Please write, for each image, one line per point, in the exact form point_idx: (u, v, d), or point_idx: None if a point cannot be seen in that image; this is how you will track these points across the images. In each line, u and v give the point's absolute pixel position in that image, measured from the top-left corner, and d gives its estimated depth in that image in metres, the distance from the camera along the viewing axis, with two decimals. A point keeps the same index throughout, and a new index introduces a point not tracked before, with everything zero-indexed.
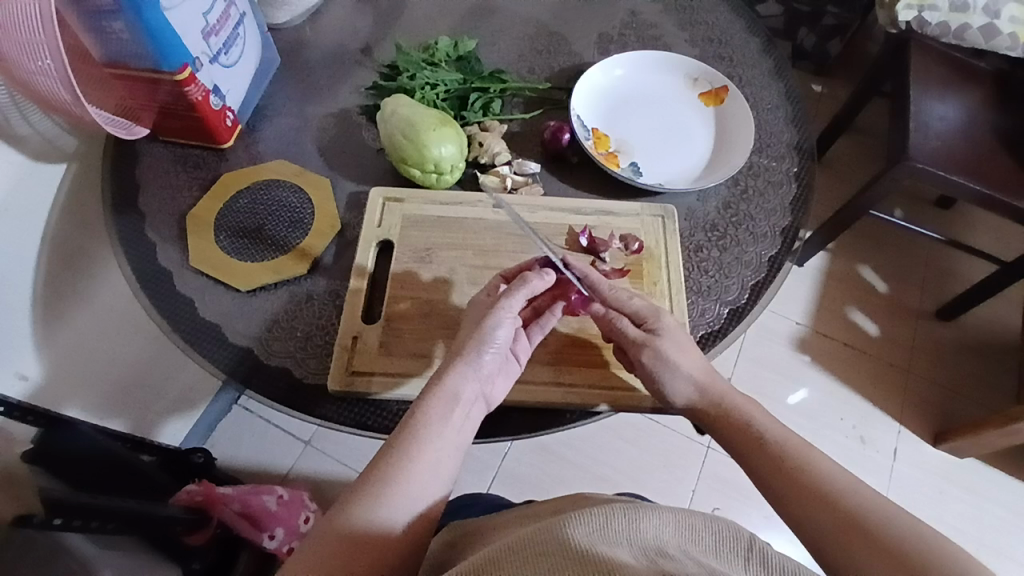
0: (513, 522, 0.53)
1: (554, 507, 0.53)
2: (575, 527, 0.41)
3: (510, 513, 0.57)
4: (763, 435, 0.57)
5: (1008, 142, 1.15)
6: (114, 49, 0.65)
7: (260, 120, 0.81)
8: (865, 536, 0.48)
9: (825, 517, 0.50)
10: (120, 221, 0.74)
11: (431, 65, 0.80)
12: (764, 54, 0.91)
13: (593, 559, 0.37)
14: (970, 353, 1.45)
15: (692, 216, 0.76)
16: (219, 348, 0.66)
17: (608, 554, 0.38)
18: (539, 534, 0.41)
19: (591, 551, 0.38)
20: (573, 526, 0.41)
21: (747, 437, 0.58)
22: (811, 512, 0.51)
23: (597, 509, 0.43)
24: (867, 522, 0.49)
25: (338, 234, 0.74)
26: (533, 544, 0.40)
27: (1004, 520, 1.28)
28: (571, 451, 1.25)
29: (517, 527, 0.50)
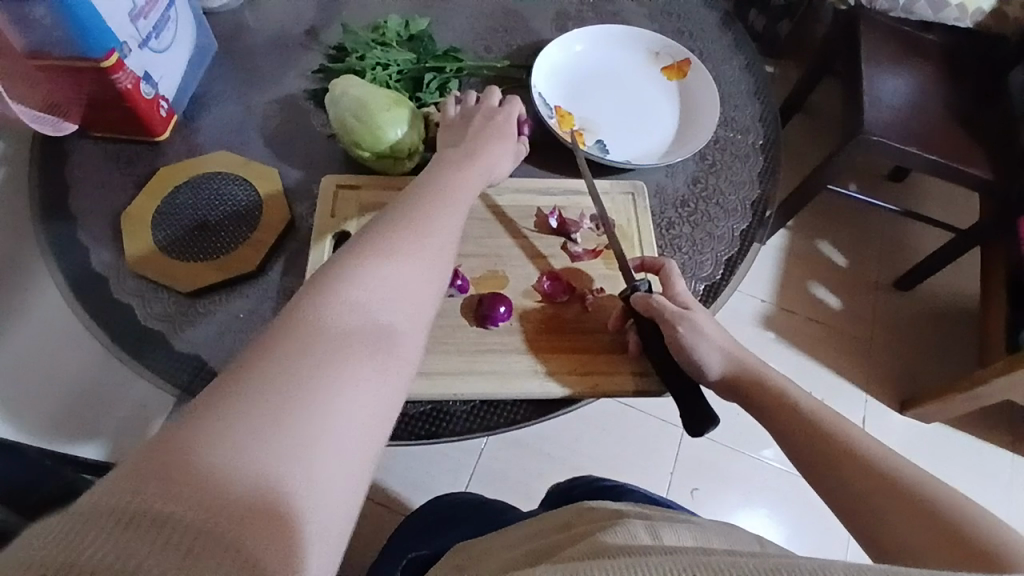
0: (510, 544, 0.50)
1: (560, 522, 0.49)
2: (611, 536, 0.38)
3: (509, 532, 0.54)
4: (794, 413, 0.58)
5: (958, 112, 1.17)
6: (30, 35, 0.59)
7: (198, 110, 0.75)
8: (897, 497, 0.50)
9: (858, 478, 0.52)
10: (48, 226, 0.67)
11: (381, 45, 0.76)
12: (722, 28, 0.89)
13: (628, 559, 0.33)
14: (930, 322, 1.48)
15: (662, 193, 0.74)
16: (163, 358, 0.61)
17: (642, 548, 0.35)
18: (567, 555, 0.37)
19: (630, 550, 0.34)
20: (610, 535, 0.38)
21: (778, 415, 0.59)
22: (845, 475, 0.52)
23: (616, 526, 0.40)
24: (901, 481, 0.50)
25: (291, 228, 0.69)
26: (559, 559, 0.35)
27: (974, 480, 1.31)
28: (546, 443, 1.23)
29: (519, 552, 0.45)
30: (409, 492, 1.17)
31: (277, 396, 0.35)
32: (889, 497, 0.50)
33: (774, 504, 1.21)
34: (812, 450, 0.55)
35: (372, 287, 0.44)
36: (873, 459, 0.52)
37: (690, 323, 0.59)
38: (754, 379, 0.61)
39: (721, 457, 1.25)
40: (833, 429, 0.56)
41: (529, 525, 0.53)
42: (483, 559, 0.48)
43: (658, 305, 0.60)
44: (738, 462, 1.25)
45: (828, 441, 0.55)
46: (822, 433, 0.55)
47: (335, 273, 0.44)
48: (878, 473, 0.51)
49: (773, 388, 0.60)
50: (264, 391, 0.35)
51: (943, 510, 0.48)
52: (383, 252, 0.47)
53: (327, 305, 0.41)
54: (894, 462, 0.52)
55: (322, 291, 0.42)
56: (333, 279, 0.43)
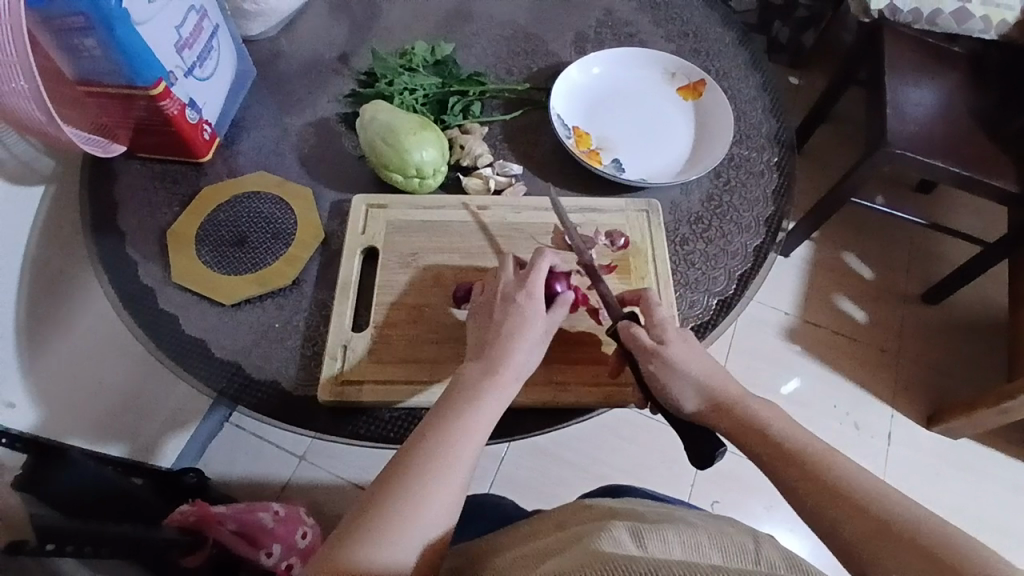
0: (515, 542, 0.52)
1: (555, 523, 0.52)
2: (605, 543, 0.41)
3: (516, 528, 0.56)
4: (772, 441, 0.56)
5: (984, 123, 1.16)
6: (86, 66, 0.64)
7: (237, 133, 0.80)
8: (890, 538, 0.47)
9: (850, 521, 0.49)
10: (100, 241, 0.73)
11: (408, 70, 0.80)
12: (739, 47, 0.91)
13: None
14: (958, 334, 1.46)
15: (676, 210, 0.76)
16: (203, 364, 0.66)
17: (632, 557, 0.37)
18: (561, 565, 0.38)
19: (624, 563, 0.36)
20: (602, 543, 0.41)
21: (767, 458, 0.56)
22: (837, 516, 0.49)
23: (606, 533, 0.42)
24: (894, 520, 0.47)
25: (322, 244, 0.73)
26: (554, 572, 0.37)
27: (1004, 498, 1.29)
28: (566, 450, 1.25)
29: (520, 553, 0.48)
30: None
31: (416, 485, 0.51)
32: (879, 539, 0.47)
33: (795, 516, 1.21)
34: (800, 493, 0.52)
35: (494, 404, 0.57)
36: (867, 504, 0.49)
37: (673, 349, 0.60)
38: (738, 415, 0.58)
39: (742, 469, 1.25)
40: (819, 464, 0.53)
41: (536, 520, 0.56)
42: (492, 553, 0.52)
43: (635, 334, 0.61)
44: (758, 473, 1.25)
45: (815, 483, 0.52)
46: (812, 474, 0.52)
47: (468, 385, 0.57)
48: (866, 515, 0.48)
49: (756, 423, 0.57)
50: (406, 486, 0.51)
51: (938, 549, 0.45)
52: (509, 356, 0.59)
53: (457, 419, 0.55)
54: (893, 500, 0.49)
55: (458, 404, 0.56)
56: (463, 394, 0.57)
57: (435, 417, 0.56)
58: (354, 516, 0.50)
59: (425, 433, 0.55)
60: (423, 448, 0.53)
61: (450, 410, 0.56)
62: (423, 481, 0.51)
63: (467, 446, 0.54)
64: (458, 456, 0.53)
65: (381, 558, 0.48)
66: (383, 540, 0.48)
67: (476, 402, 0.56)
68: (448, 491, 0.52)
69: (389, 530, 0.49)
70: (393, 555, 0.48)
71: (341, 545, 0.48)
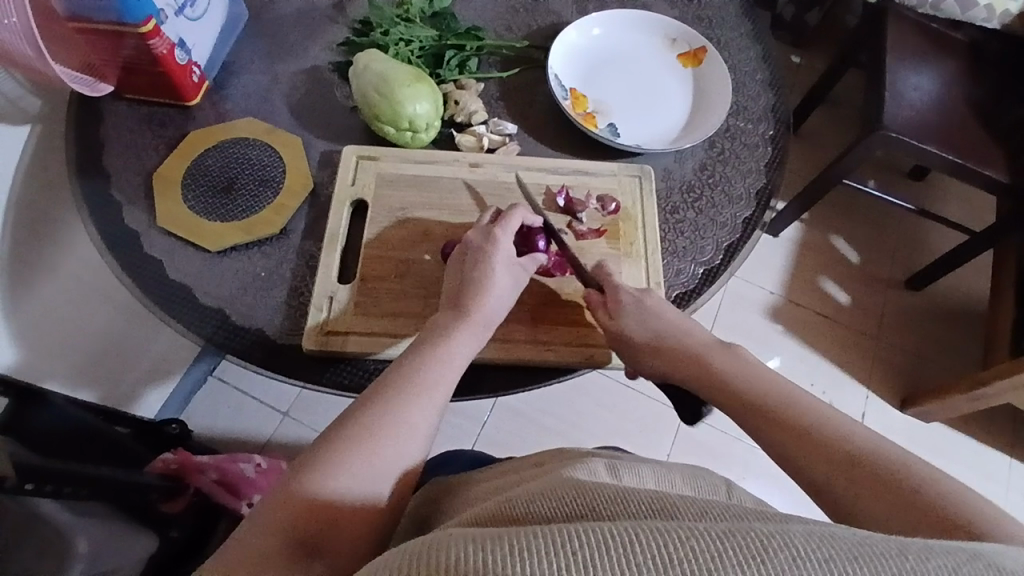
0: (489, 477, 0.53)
1: (536, 461, 0.53)
2: (574, 473, 0.41)
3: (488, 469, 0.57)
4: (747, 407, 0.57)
5: (981, 112, 1.16)
6: (74, 0, 0.62)
7: (227, 78, 0.78)
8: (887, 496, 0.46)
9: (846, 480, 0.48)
10: (84, 182, 0.71)
11: (405, 21, 0.78)
12: (742, 17, 0.90)
13: (585, 501, 0.36)
14: (938, 321, 1.49)
15: (669, 178, 0.76)
16: (187, 310, 0.65)
17: (604, 485, 0.38)
18: (532, 491, 0.39)
19: (592, 490, 0.37)
20: (574, 473, 0.41)
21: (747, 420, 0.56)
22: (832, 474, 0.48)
23: (580, 464, 0.43)
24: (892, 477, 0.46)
25: (311, 195, 0.72)
26: (522, 494, 0.38)
27: (969, 480, 1.33)
28: (546, 417, 1.27)
29: (498, 484, 0.49)
30: None
31: (388, 418, 0.51)
32: (879, 501, 0.46)
33: (767, 489, 1.24)
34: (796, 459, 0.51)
35: (464, 351, 0.58)
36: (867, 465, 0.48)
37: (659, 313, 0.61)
38: (724, 381, 0.57)
39: (719, 441, 1.28)
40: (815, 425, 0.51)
41: (509, 462, 0.57)
42: (468, 488, 0.53)
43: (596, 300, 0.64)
44: (734, 446, 1.28)
45: (806, 446, 0.50)
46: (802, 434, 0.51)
47: (437, 332, 0.59)
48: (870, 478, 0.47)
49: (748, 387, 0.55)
50: (380, 414, 0.52)
51: (943, 505, 0.44)
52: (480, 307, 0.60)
53: (426, 361, 0.56)
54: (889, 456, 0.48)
55: (427, 349, 0.57)
56: (432, 341, 0.58)
57: (405, 360, 0.56)
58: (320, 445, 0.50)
59: (394, 373, 0.55)
60: (392, 386, 0.54)
61: (420, 353, 0.57)
62: (393, 416, 0.52)
63: (437, 386, 0.55)
64: (428, 393, 0.54)
65: (350, 486, 0.48)
66: (352, 469, 0.48)
67: (446, 347, 0.58)
68: (417, 425, 0.52)
69: (360, 461, 0.49)
70: (363, 483, 0.48)
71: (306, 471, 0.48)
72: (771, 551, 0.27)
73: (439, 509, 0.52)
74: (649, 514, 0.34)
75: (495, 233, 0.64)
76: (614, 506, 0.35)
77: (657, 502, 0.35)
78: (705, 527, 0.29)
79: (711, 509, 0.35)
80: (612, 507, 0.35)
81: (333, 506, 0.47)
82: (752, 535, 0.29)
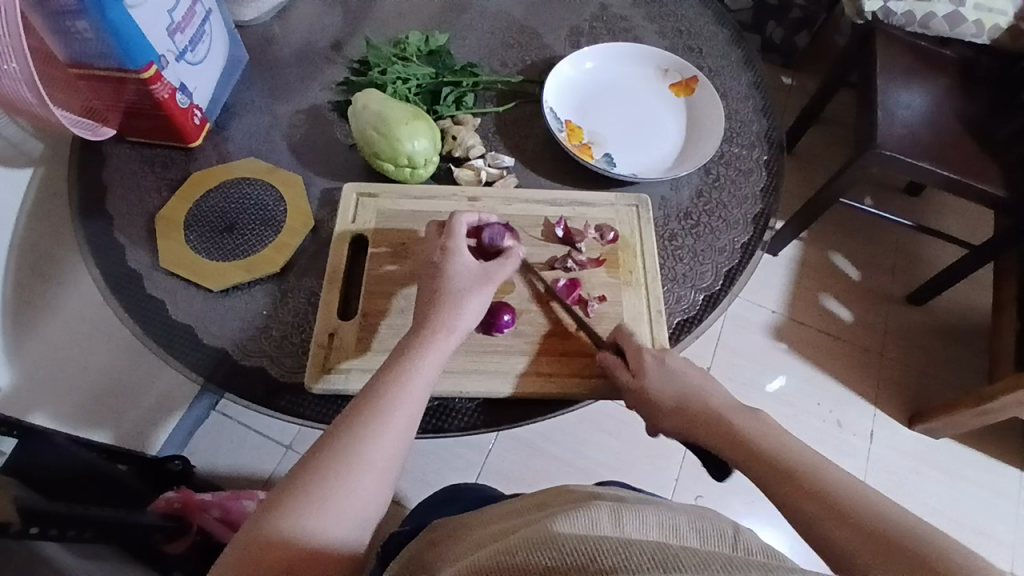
0: (482, 522, 0.53)
1: (536, 504, 0.52)
2: (565, 525, 0.41)
3: (488, 510, 0.57)
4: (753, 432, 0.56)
5: (973, 127, 1.18)
6: (77, 49, 0.64)
7: (228, 119, 0.80)
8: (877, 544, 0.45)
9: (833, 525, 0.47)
10: (88, 225, 0.72)
11: (402, 60, 0.80)
12: (731, 45, 0.92)
13: (584, 553, 0.36)
14: (941, 336, 1.48)
15: (666, 206, 0.77)
16: (191, 350, 0.65)
17: (600, 538, 0.38)
18: (521, 543, 0.38)
19: (582, 545, 0.36)
20: (564, 525, 0.40)
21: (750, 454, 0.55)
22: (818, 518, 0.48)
23: (583, 511, 0.43)
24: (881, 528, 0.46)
25: (312, 232, 0.73)
26: (518, 544, 0.38)
27: (981, 498, 1.31)
28: (552, 444, 1.26)
29: (498, 529, 0.49)
30: (417, 488, 1.20)
31: (353, 454, 0.52)
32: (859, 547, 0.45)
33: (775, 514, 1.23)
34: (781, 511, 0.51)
35: (428, 371, 0.58)
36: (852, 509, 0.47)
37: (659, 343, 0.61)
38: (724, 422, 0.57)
39: None
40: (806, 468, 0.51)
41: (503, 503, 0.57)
42: (469, 530, 0.53)
43: (626, 337, 0.65)
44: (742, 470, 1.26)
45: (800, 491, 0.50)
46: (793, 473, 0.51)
47: (400, 354, 0.58)
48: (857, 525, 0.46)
49: (739, 419, 0.56)
50: (347, 451, 0.52)
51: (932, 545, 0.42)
52: (442, 325, 0.60)
53: (390, 387, 0.56)
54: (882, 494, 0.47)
55: (392, 373, 0.57)
56: (395, 366, 0.58)
57: (370, 390, 0.56)
58: (291, 486, 0.50)
59: (358, 402, 0.55)
60: (357, 420, 0.54)
61: (384, 378, 0.57)
62: (363, 455, 0.52)
63: (403, 411, 0.55)
64: (394, 419, 0.55)
65: (323, 530, 0.49)
66: (319, 510, 0.49)
67: (408, 372, 0.57)
68: (382, 459, 0.53)
69: (326, 500, 0.50)
70: (336, 522, 0.50)
71: (279, 515, 0.49)
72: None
73: (437, 553, 0.51)
74: (653, 567, 0.34)
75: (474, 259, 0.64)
76: (616, 557, 0.35)
77: (658, 552, 0.35)
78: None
79: (713, 559, 0.35)
80: (617, 558, 0.34)
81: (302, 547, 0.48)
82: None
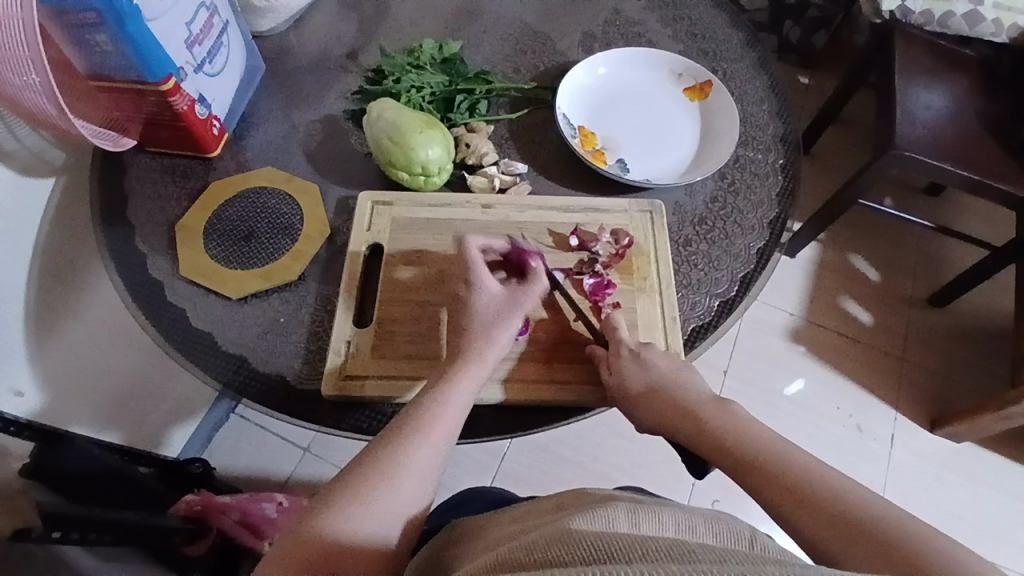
0: (506, 522, 0.53)
1: (555, 504, 0.52)
2: (579, 521, 0.41)
3: (507, 512, 0.57)
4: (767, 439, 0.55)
5: (995, 126, 1.15)
6: (97, 61, 0.65)
7: (246, 128, 0.81)
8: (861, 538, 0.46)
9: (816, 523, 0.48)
10: (110, 234, 0.73)
11: (416, 68, 0.81)
12: (746, 49, 0.91)
13: (600, 548, 0.36)
14: (964, 339, 1.46)
15: (680, 211, 0.76)
16: (209, 356, 0.66)
17: (617, 537, 0.37)
18: (533, 541, 0.39)
19: (595, 541, 0.37)
20: (580, 522, 0.41)
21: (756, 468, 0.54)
22: (804, 516, 0.49)
23: (598, 512, 0.43)
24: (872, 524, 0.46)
25: (327, 239, 0.74)
26: (534, 541, 0.39)
27: (1003, 503, 1.29)
28: (567, 448, 1.26)
29: (521, 527, 0.49)
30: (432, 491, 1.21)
31: (392, 461, 0.53)
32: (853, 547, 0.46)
33: None
34: (802, 522, 0.49)
35: (468, 388, 0.59)
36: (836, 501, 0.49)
37: None
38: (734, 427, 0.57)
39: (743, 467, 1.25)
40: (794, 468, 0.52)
41: (532, 504, 0.56)
42: (488, 531, 0.53)
43: (602, 355, 0.65)
44: None
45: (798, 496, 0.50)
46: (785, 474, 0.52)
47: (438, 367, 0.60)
48: (848, 524, 0.47)
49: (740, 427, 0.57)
50: (385, 458, 0.53)
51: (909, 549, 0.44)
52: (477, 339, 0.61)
53: (428, 402, 0.57)
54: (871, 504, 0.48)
55: (431, 389, 0.58)
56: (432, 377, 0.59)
57: (410, 402, 0.57)
58: (328, 493, 0.51)
59: (395, 416, 0.56)
60: (398, 431, 0.55)
61: (424, 394, 0.58)
62: (399, 463, 0.53)
63: (441, 427, 0.56)
64: (431, 435, 0.55)
65: (360, 532, 0.49)
66: (355, 514, 0.50)
67: (445, 382, 0.58)
68: (419, 466, 0.54)
69: (363, 505, 0.50)
70: (373, 526, 0.50)
71: (313, 519, 0.49)
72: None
73: (461, 551, 0.51)
74: (666, 557, 0.34)
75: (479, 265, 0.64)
76: (633, 552, 0.35)
77: (674, 548, 0.35)
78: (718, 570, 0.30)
79: (731, 556, 0.35)
80: (632, 553, 0.35)
81: (339, 550, 0.48)
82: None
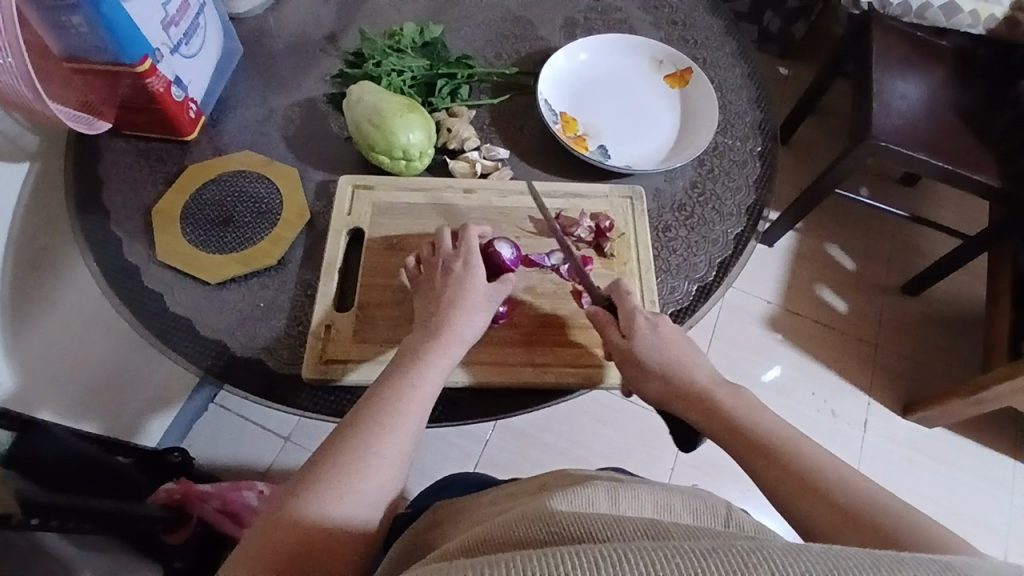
0: (484, 505, 0.53)
1: (534, 486, 0.53)
2: (558, 499, 0.42)
3: (486, 494, 0.57)
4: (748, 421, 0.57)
5: (969, 118, 1.18)
6: (71, 43, 0.64)
7: (223, 112, 0.80)
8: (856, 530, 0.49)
9: (816, 512, 0.51)
10: (85, 219, 0.72)
11: (396, 52, 0.80)
12: (726, 36, 0.92)
13: (579, 526, 0.37)
14: (936, 325, 1.49)
15: (660, 197, 0.77)
16: (188, 342, 0.66)
17: (594, 514, 0.38)
18: (513, 519, 0.40)
19: (574, 519, 0.37)
20: (560, 500, 0.42)
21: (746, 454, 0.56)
22: (804, 507, 0.51)
23: (578, 490, 0.44)
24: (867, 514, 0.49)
25: (308, 224, 0.73)
26: (516, 519, 0.39)
27: (973, 485, 1.33)
28: (549, 435, 1.27)
29: (501, 508, 0.49)
30: (415, 478, 1.21)
31: (365, 445, 0.53)
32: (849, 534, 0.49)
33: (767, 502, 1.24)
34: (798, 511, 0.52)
35: (436, 373, 0.59)
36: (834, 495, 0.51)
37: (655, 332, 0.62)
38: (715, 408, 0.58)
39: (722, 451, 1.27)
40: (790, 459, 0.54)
41: (508, 487, 0.57)
42: (470, 514, 0.53)
43: (606, 318, 0.64)
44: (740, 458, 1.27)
45: (792, 486, 0.53)
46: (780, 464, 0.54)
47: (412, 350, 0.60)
48: (844, 513, 0.50)
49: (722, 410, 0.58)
50: (359, 442, 0.53)
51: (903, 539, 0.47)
52: (451, 323, 0.61)
53: (397, 388, 0.57)
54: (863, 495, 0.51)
55: (396, 373, 0.58)
56: (406, 361, 0.59)
57: (382, 385, 0.57)
58: (294, 484, 0.51)
59: (367, 400, 0.56)
60: (372, 415, 0.55)
61: (391, 381, 0.57)
62: (373, 447, 0.53)
63: (411, 413, 0.56)
64: (401, 422, 0.55)
65: (335, 517, 0.50)
66: (330, 500, 0.50)
67: (419, 366, 0.58)
68: (393, 450, 0.53)
69: (338, 489, 0.51)
70: (348, 511, 0.50)
71: (288, 505, 0.50)
72: (752, 566, 0.29)
73: (441, 535, 0.52)
74: (643, 535, 0.35)
75: (462, 251, 0.65)
76: (611, 530, 0.36)
77: (651, 527, 0.36)
78: (691, 545, 0.31)
79: (706, 531, 0.36)
80: (609, 530, 0.36)
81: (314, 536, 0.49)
82: (739, 552, 0.30)
